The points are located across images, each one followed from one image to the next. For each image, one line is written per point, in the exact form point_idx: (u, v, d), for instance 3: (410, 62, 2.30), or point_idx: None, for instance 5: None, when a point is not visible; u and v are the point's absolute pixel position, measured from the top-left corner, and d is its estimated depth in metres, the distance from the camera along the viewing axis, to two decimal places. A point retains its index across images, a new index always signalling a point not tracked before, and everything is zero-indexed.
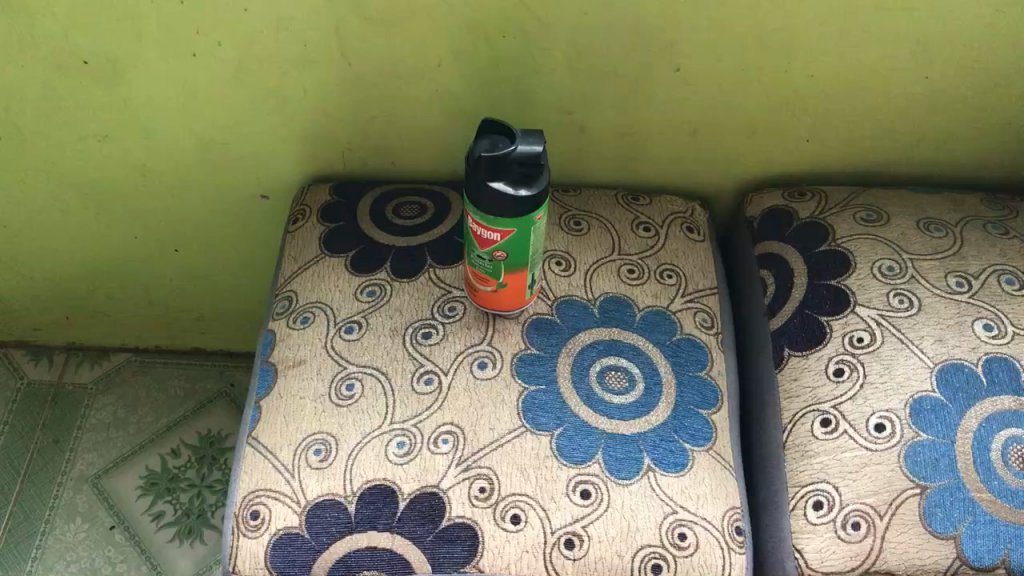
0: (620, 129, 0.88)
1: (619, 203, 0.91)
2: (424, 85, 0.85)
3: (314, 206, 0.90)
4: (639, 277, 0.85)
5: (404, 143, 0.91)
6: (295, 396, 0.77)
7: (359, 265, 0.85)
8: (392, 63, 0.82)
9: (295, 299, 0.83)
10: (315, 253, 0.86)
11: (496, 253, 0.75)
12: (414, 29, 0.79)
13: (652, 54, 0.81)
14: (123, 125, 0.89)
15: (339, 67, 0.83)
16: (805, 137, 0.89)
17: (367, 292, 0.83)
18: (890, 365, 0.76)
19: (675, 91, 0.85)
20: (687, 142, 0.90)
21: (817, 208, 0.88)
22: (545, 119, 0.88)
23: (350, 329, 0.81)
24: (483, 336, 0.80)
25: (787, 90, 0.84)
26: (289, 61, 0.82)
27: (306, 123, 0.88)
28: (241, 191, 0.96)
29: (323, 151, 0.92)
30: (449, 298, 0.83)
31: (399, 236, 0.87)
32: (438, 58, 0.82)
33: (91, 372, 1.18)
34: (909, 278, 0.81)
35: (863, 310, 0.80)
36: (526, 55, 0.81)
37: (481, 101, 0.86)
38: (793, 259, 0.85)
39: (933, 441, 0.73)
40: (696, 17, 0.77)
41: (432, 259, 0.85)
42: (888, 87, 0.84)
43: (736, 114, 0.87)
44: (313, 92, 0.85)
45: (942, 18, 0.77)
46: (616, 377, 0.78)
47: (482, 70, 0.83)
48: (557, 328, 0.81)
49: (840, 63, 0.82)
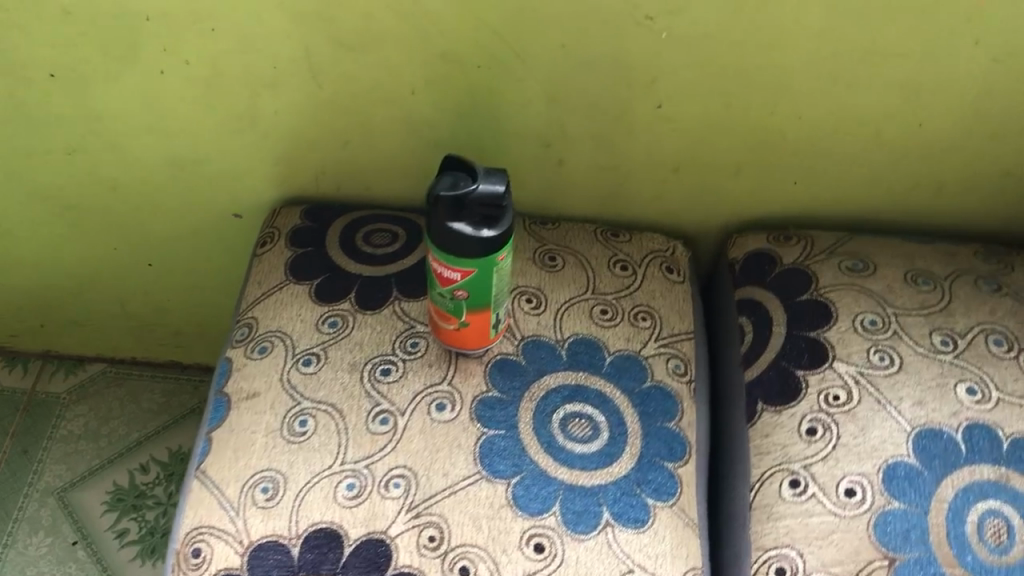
0: (600, 164, 0.85)
1: (598, 238, 0.88)
2: (398, 112, 0.82)
3: (284, 229, 0.87)
4: (612, 319, 0.82)
5: (378, 170, 0.88)
6: (246, 431, 0.75)
7: (323, 294, 0.82)
8: (365, 90, 0.80)
9: (255, 326, 0.81)
10: (279, 279, 0.84)
11: (457, 292, 0.72)
12: (386, 56, 0.77)
13: (632, 90, 0.78)
14: (91, 138, 0.87)
15: (311, 91, 0.81)
16: (793, 180, 0.86)
17: (328, 323, 0.80)
18: (865, 426, 0.73)
19: (657, 128, 0.82)
20: (670, 179, 0.87)
21: (801, 253, 0.84)
22: (523, 151, 0.85)
23: (307, 361, 0.78)
24: (444, 376, 0.77)
25: (773, 131, 0.81)
26: (259, 82, 0.80)
27: (278, 145, 0.86)
28: (215, 208, 0.94)
29: (296, 173, 0.89)
30: (412, 333, 0.80)
31: (368, 265, 0.84)
32: (412, 86, 0.79)
33: (66, 381, 1.17)
34: (892, 334, 0.78)
35: (841, 366, 0.76)
36: (502, 85, 0.79)
37: (457, 131, 0.83)
38: (773, 306, 0.82)
39: (904, 510, 0.69)
40: (677, 53, 0.75)
41: (399, 290, 0.82)
42: (878, 133, 0.81)
43: (720, 154, 0.84)
44: (284, 114, 0.83)
45: (934, 64, 0.74)
46: (580, 425, 0.75)
47: (457, 100, 0.80)
48: (522, 371, 0.78)
49: (827, 106, 0.79)
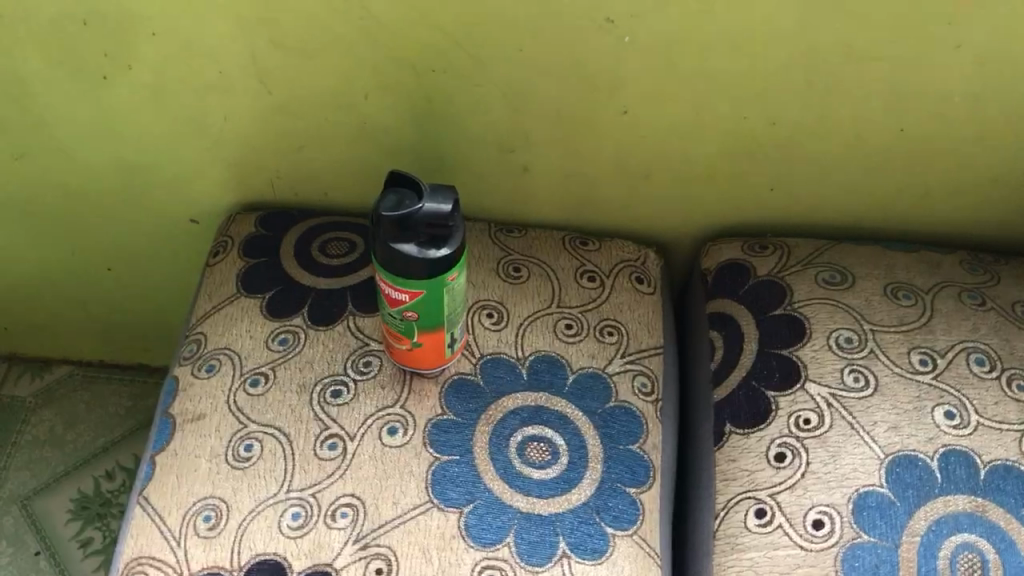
0: (566, 170, 0.81)
1: (566, 247, 0.85)
2: (353, 118, 0.78)
3: (237, 238, 0.84)
4: (576, 334, 0.79)
5: (335, 177, 0.85)
6: (189, 455, 0.72)
7: (274, 308, 0.79)
8: (316, 95, 0.76)
9: (204, 343, 0.78)
10: (230, 292, 0.80)
11: (407, 313, 0.68)
12: (335, 61, 0.73)
13: (597, 95, 0.74)
14: (36, 144, 0.83)
15: (260, 96, 0.77)
16: (770, 187, 0.82)
17: (278, 340, 0.77)
18: (836, 453, 0.69)
19: (624, 135, 0.78)
20: (640, 186, 0.83)
21: (777, 264, 0.80)
22: (485, 158, 0.81)
23: (255, 382, 0.75)
24: (397, 398, 0.73)
25: (746, 137, 0.77)
26: (204, 87, 0.76)
27: (229, 151, 0.83)
28: (170, 214, 0.91)
29: (251, 179, 0.86)
30: (366, 351, 0.76)
31: (323, 277, 0.81)
32: (364, 91, 0.75)
33: (32, 384, 1.14)
34: (868, 353, 0.74)
35: (813, 387, 0.73)
36: (459, 90, 0.75)
37: (415, 137, 0.79)
38: (745, 321, 0.78)
39: (874, 544, 0.66)
40: (641, 57, 0.71)
41: (353, 305, 0.79)
42: (858, 139, 0.77)
43: (692, 159, 0.80)
44: (234, 120, 0.79)
45: (914, 69, 0.70)
46: (538, 449, 0.72)
47: (413, 105, 0.76)
48: (479, 392, 0.74)
49: (802, 111, 0.74)
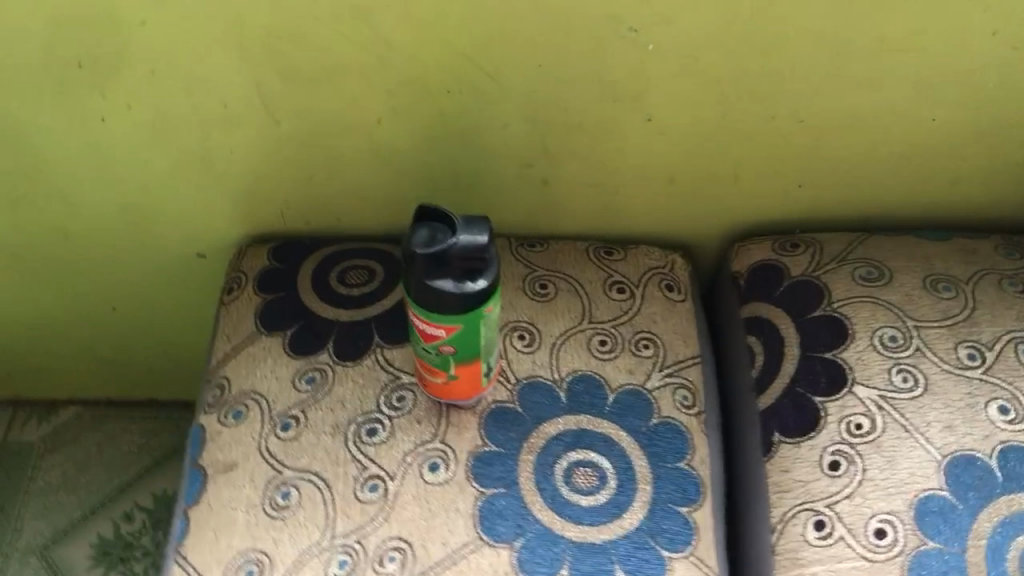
0: (588, 180, 0.79)
1: (591, 258, 0.82)
2: (366, 143, 0.75)
3: (251, 273, 0.81)
4: (611, 350, 0.76)
5: (348, 203, 0.82)
6: (225, 508, 0.69)
7: (298, 346, 0.76)
8: (327, 122, 0.74)
9: (228, 387, 0.75)
10: (250, 331, 0.78)
11: (444, 348, 0.66)
12: (348, 86, 0.70)
13: (619, 104, 0.72)
14: (34, 191, 0.80)
15: (268, 127, 0.74)
16: (796, 183, 0.79)
17: (306, 379, 0.75)
18: (892, 458, 0.68)
19: (647, 142, 0.75)
20: (663, 192, 0.80)
21: (810, 262, 0.78)
22: (503, 174, 0.78)
23: (286, 425, 0.72)
24: (435, 433, 0.71)
25: (772, 136, 0.75)
26: (209, 122, 0.73)
27: (237, 184, 0.79)
28: (176, 250, 0.87)
29: (260, 211, 0.82)
30: (398, 386, 0.74)
31: (345, 309, 0.78)
32: (377, 115, 0.73)
33: (39, 429, 1.10)
34: (914, 351, 0.72)
35: (861, 390, 0.71)
36: (476, 108, 0.72)
37: (430, 158, 0.77)
38: (784, 324, 0.76)
39: (940, 550, 0.64)
40: (665, 64, 0.69)
41: (380, 336, 0.76)
42: (886, 131, 0.75)
43: (716, 162, 0.77)
44: (241, 152, 0.76)
45: (945, 57, 0.68)
46: (585, 475, 0.69)
47: (428, 126, 0.74)
48: (519, 420, 0.72)
49: (830, 107, 0.73)
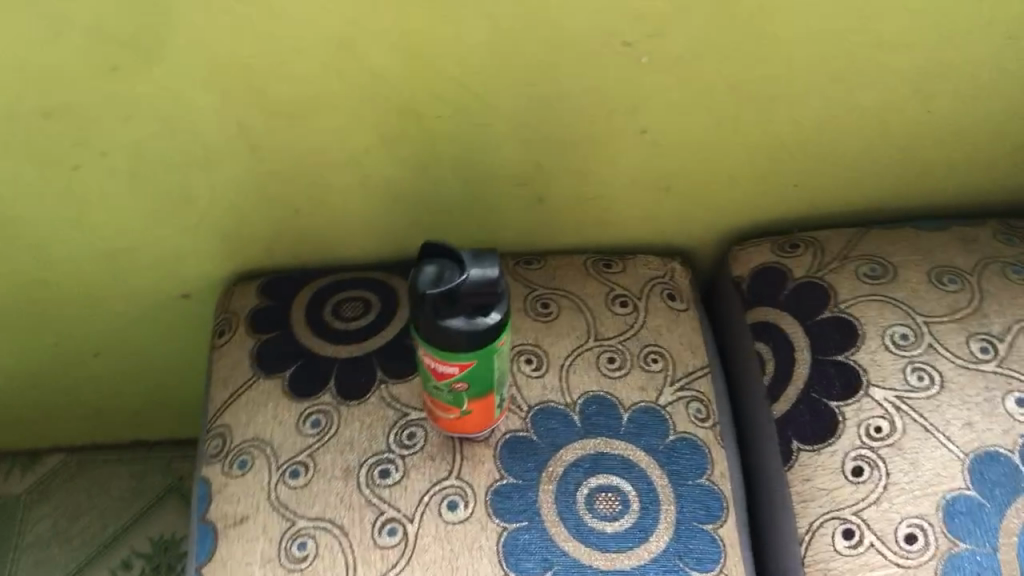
0: (582, 194, 0.77)
1: (590, 272, 0.80)
2: (353, 173, 0.73)
3: (241, 314, 0.78)
4: (621, 367, 0.75)
5: (337, 234, 0.79)
6: (240, 564, 0.67)
7: (299, 387, 0.74)
8: (312, 155, 0.71)
9: (229, 436, 0.72)
10: (246, 375, 0.75)
11: (456, 384, 0.64)
12: (333, 117, 0.68)
13: (613, 117, 0.70)
14: (5, 245, 0.76)
15: (250, 164, 0.71)
16: (793, 183, 0.78)
17: (310, 422, 0.72)
18: (915, 459, 0.67)
19: (642, 153, 0.74)
20: (659, 201, 0.79)
21: (813, 262, 0.77)
22: (496, 194, 0.76)
23: (295, 472, 0.70)
24: (450, 468, 0.69)
25: (769, 139, 0.74)
26: (189, 162, 0.70)
27: (220, 222, 0.76)
28: (159, 291, 0.84)
29: (245, 248, 0.80)
30: (407, 422, 0.71)
31: (343, 345, 0.76)
32: (365, 145, 0.70)
33: (24, 480, 1.06)
34: (926, 348, 0.71)
35: (877, 391, 0.70)
36: (467, 132, 0.70)
37: (420, 184, 0.74)
38: (792, 328, 0.75)
39: (973, 551, 0.64)
40: (660, 75, 0.67)
41: (383, 371, 0.74)
42: (882, 126, 0.74)
43: (713, 168, 0.76)
44: (223, 191, 0.73)
45: (940, 51, 0.67)
46: (608, 500, 0.68)
47: (417, 152, 0.71)
48: (535, 449, 0.70)
49: (826, 106, 0.71)
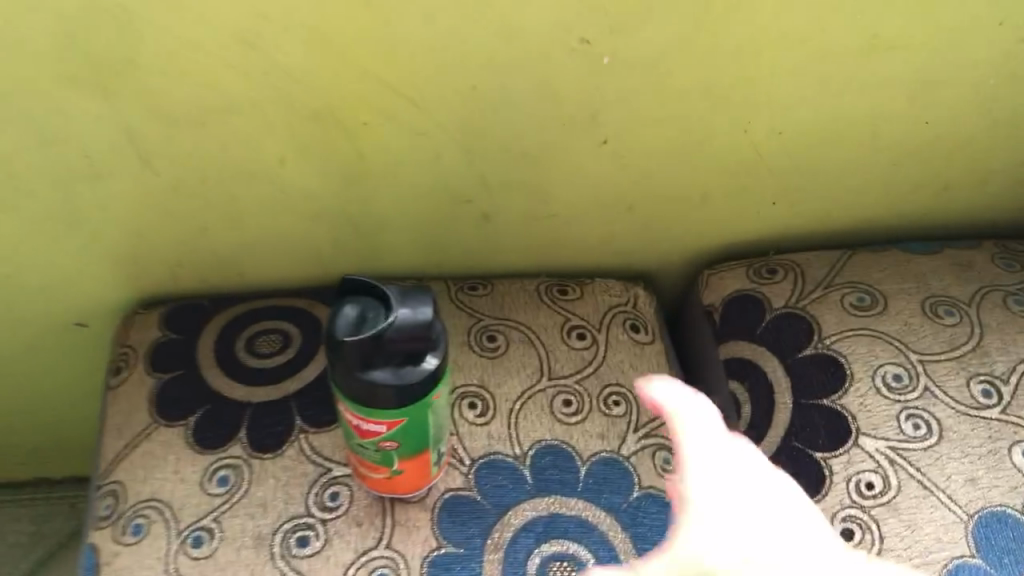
0: (534, 212, 0.68)
1: (543, 299, 0.71)
2: (268, 187, 0.63)
3: (141, 349, 0.68)
4: (577, 411, 0.66)
5: (253, 256, 0.69)
6: None
7: (206, 437, 0.64)
8: (217, 167, 0.60)
9: (123, 496, 0.61)
10: (145, 422, 0.64)
11: (384, 443, 0.55)
12: (239, 123, 0.57)
13: (569, 127, 0.61)
14: None
15: (144, 176, 0.60)
16: (770, 201, 0.69)
17: (217, 479, 0.62)
18: (912, 522, 0.59)
19: (603, 167, 0.64)
20: (621, 219, 0.69)
21: (793, 291, 0.69)
22: (435, 211, 0.66)
23: (198, 540, 0.59)
24: (379, 536, 0.59)
25: (747, 152, 0.65)
26: (70, 174, 0.59)
27: (113, 244, 0.66)
28: (49, 324, 0.72)
29: (145, 272, 0.69)
30: (329, 481, 0.62)
31: (259, 387, 0.66)
32: (279, 155, 0.60)
33: None
34: (922, 391, 0.64)
35: (868, 441, 0.62)
36: (400, 141, 0.60)
37: (347, 201, 0.64)
38: (771, 365, 0.66)
39: None
40: (624, 79, 0.58)
41: (303, 419, 0.65)
42: (872, 138, 0.65)
43: (682, 184, 0.67)
44: (114, 208, 0.63)
45: (941, 54, 0.59)
46: (562, 571, 0.58)
47: (341, 164, 0.61)
48: (478, 511, 0.60)
49: (811, 116, 0.62)
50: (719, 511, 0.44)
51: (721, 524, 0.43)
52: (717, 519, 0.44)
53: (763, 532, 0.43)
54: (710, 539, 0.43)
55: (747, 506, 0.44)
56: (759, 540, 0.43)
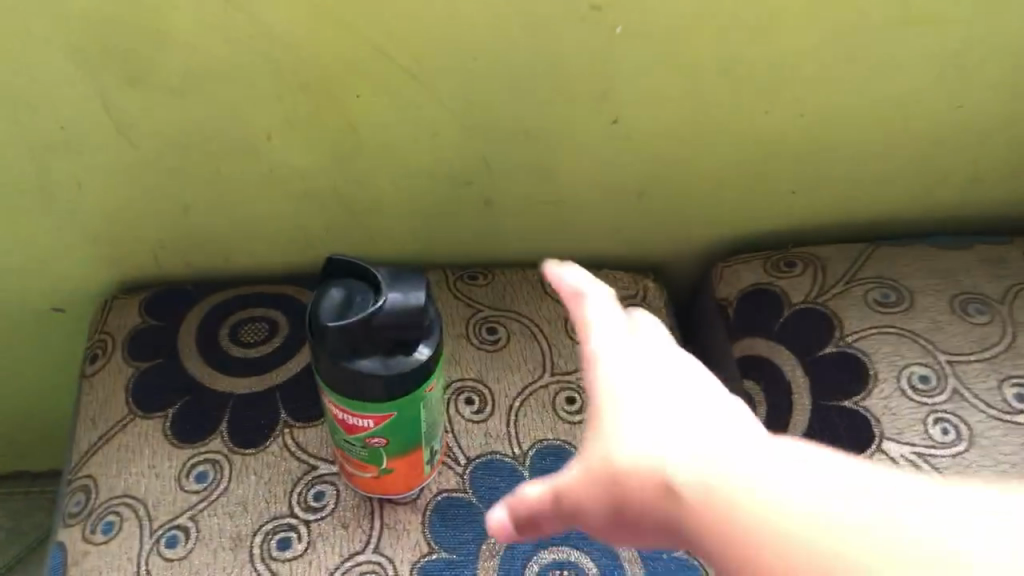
0: (538, 197, 0.64)
1: (548, 290, 0.67)
2: (255, 164, 0.59)
3: (120, 336, 0.64)
4: (582, 409, 0.62)
5: (241, 239, 0.65)
6: None
7: (185, 430, 0.60)
8: (200, 141, 0.57)
9: (94, 491, 0.57)
10: (121, 412, 0.61)
11: (372, 440, 0.50)
12: (224, 92, 0.54)
13: (577, 104, 0.57)
14: None
15: (123, 149, 0.57)
16: (790, 190, 0.65)
17: (195, 475, 0.58)
18: None
19: (612, 149, 0.60)
20: (632, 207, 0.65)
21: (813, 285, 0.65)
22: (433, 194, 0.62)
23: (172, 540, 0.55)
24: (367, 540, 0.55)
25: (766, 134, 0.61)
26: (44, 146, 0.56)
27: (91, 222, 0.62)
28: (25, 308, 0.69)
29: (127, 254, 0.65)
30: (315, 480, 0.58)
31: (243, 378, 0.62)
32: (267, 129, 0.56)
33: None
34: (951, 394, 0.59)
35: (892, 446, 0.57)
36: (395, 115, 0.56)
37: (340, 180, 0.60)
38: (788, 363, 0.62)
39: None
40: (637, 52, 0.54)
41: (288, 413, 0.61)
42: (901, 122, 0.61)
43: (696, 168, 0.63)
44: (92, 184, 0.59)
45: (980, 32, 0.55)
46: None
47: (334, 140, 0.57)
48: (474, 514, 0.56)
49: (837, 96, 0.58)
50: (627, 391, 0.33)
51: (634, 407, 0.32)
52: (632, 401, 0.33)
53: (691, 415, 0.31)
54: (616, 423, 0.32)
55: (667, 396, 0.32)
56: (681, 422, 0.31)
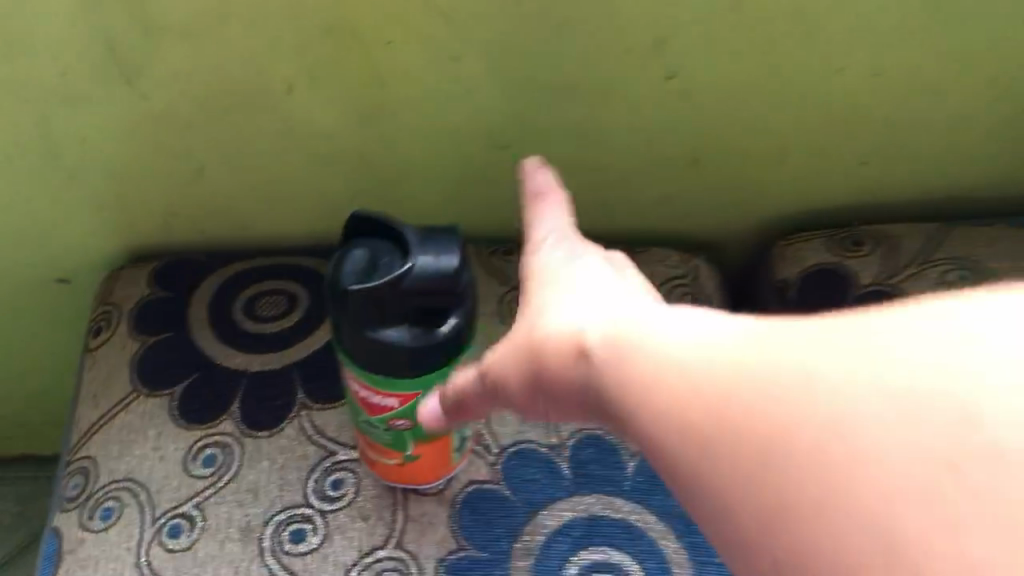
0: (583, 163, 0.58)
1: None
2: (273, 120, 0.54)
3: (126, 308, 0.59)
4: None
5: (258, 204, 0.60)
6: None
7: (193, 410, 0.55)
8: (214, 91, 0.52)
9: (93, 474, 0.53)
10: (125, 389, 0.56)
11: (396, 422, 0.45)
12: (239, 36, 0.48)
13: (630, 55, 0.51)
14: None
15: (131, 100, 0.52)
16: (860, 160, 0.59)
17: (203, 460, 0.53)
18: None
19: (666, 109, 0.55)
20: (684, 176, 0.60)
21: (883, 267, 0.59)
22: (468, 157, 0.57)
23: (176, 529, 0.50)
24: (388, 534, 0.50)
25: (837, 95, 0.55)
26: (44, 95, 0.51)
27: (96, 183, 0.57)
28: (27, 276, 0.64)
29: (136, 219, 0.60)
30: (332, 467, 0.53)
31: (257, 354, 0.57)
32: (287, 79, 0.51)
33: None
34: None
35: None
36: (427, 65, 0.51)
37: (365, 139, 0.55)
38: None
39: None
40: None
41: (305, 393, 0.55)
42: (988, 85, 0.55)
43: (758, 133, 0.57)
44: (97, 139, 0.54)
45: None
46: None
47: (360, 93, 0.52)
48: (506, 509, 0.51)
49: (919, 52, 0.52)
50: (565, 281, 0.36)
51: (576, 295, 0.35)
52: (569, 287, 0.35)
53: (618, 298, 0.33)
54: (552, 303, 0.35)
55: (601, 286, 0.35)
56: (606, 298, 0.33)
